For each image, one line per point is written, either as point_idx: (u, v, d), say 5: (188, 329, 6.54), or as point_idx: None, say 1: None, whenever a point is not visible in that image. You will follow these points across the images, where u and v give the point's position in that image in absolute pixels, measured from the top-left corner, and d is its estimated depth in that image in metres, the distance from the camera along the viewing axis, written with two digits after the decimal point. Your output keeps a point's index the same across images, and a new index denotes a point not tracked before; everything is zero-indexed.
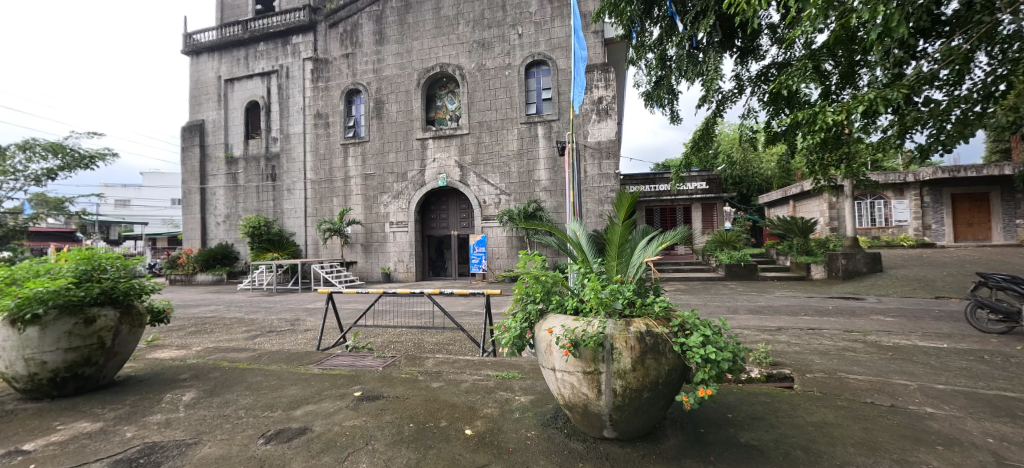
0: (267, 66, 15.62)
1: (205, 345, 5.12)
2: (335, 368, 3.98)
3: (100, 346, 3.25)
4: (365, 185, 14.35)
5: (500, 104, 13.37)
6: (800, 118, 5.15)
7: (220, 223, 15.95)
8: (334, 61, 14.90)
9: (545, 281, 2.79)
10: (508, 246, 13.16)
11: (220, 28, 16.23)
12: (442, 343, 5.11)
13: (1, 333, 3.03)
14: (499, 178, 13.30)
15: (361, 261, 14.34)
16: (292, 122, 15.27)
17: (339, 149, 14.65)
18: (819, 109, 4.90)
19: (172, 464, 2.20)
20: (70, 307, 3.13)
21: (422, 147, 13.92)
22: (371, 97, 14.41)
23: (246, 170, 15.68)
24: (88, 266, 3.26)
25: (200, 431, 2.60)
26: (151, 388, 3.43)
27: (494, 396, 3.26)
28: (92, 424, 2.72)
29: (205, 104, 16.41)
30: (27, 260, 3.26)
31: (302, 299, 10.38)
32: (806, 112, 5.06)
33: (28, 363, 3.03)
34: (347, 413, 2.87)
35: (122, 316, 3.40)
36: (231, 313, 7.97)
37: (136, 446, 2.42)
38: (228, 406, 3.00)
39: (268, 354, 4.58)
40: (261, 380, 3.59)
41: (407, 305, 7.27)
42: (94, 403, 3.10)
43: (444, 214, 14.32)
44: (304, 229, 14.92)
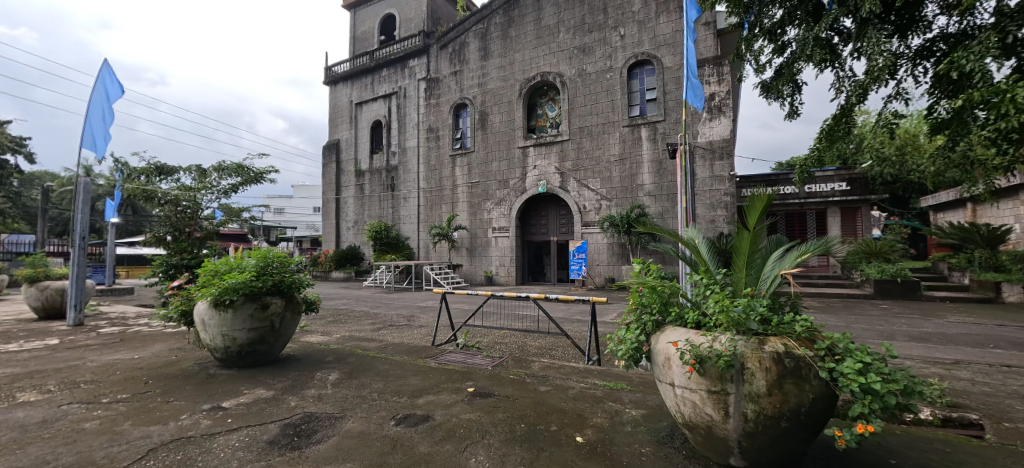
0: (389, 89, 17.57)
1: (343, 333, 5.89)
2: (449, 363, 4.28)
3: (271, 328, 3.96)
4: (471, 192, 15.23)
5: (601, 108, 13.15)
6: (966, 99, 4.20)
7: (350, 228, 18.28)
8: (443, 79, 16.16)
9: (663, 291, 2.66)
10: (608, 253, 12.81)
11: (353, 59, 18.75)
12: (545, 347, 5.17)
13: (206, 313, 3.81)
14: (600, 183, 13.04)
15: (466, 264, 15.21)
16: (408, 137, 16.94)
17: (448, 160, 15.81)
18: (1001, 87, 3.93)
19: (326, 434, 2.56)
20: (253, 296, 3.87)
21: (523, 155, 14.30)
22: (477, 110, 15.28)
23: (371, 181, 17.79)
24: (265, 262, 3.98)
25: (345, 407, 2.99)
26: (305, 366, 4.05)
27: (603, 406, 3.18)
28: (267, 392, 3.31)
29: (340, 125, 19.05)
30: (223, 256, 4.09)
31: (415, 298, 11.36)
32: (977, 92, 4.10)
33: (224, 337, 3.80)
34: (463, 406, 3.06)
35: (286, 305, 4.09)
36: (360, 307, 9.07)
37: (299, 414, 2.88)
38: (364, 388, 3.41)
39: (392, 346, 5.09)
40: (389, 368, 4.02)
41: (512, 308, 7.52)
42: (267, 375, 3.79)
43: (543, 219, 14.51)
44: (417, 234, 16.36)
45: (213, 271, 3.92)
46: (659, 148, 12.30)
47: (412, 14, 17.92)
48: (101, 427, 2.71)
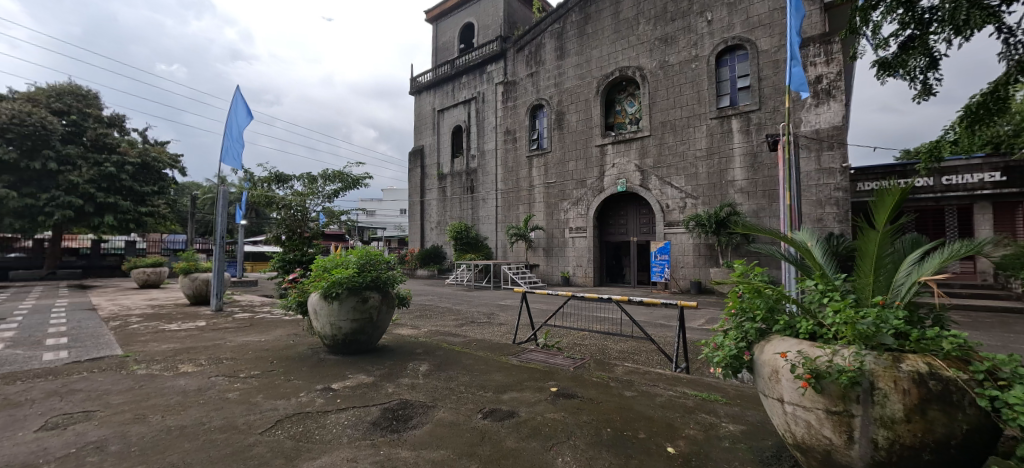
0: (468, 95, 18.29)
1: (430, 328, 6.25)
2: (531, 362, 4.33)
3: (369, 319, 4.34)
4: (548, 192, 15.25)
5: (685, 100, 12.37)
6: None
7: (433, 229, 19.36)
8: (520, 81, 16.41)
9: (768, 296, 2.42)
10: (695, 254, 12.01)
11: (435, 69, 19.84)
12: (628, 351, 4.99)
13: (317, 304, 4.28)
14: (684, 180, 12.27)
15: (543, 264, 15.25)
16: (486, 141, 17.47)
17: (524, 161, 16.02)
18: None
19: (421, 421, 2.73)
20: (355, 289, 4.26)
21: (601, 153, 13.97)
22: (553, 110, 15.27)
23: (452, 184, 18.67)
24: (364, 259, 4.39)
25: (436, 397, 3.18)
26: (399, 356, 4.38)
27: (696, 417, 2.98)
28: (368, 378, 3.63)
29: (424, 132, 20.26)
30: (330, 253, 4.56)
31: (494, 297, 11.66)
32: None
33: (331, 326, 4.25)
34: (546, 405, 3.07)
35: (382, 299, 4.44)
36: (445, 303, 9.55)
37: (395, 400, 3.10)
38: (453, 380, 3.59)
39: (476, 342, 5.29)
40: (474, 363, 4.18)
41: (591, 310, 7.37)
42: (368, 362, 4.15)
43: (622, 219, 14.06)
44: (495, 234, 16.81)
45: (323, 266, 4.38)
46: (754, 140, 11.24)
47: (489, 21, 18.49)
48: (240, 397, 3.18)
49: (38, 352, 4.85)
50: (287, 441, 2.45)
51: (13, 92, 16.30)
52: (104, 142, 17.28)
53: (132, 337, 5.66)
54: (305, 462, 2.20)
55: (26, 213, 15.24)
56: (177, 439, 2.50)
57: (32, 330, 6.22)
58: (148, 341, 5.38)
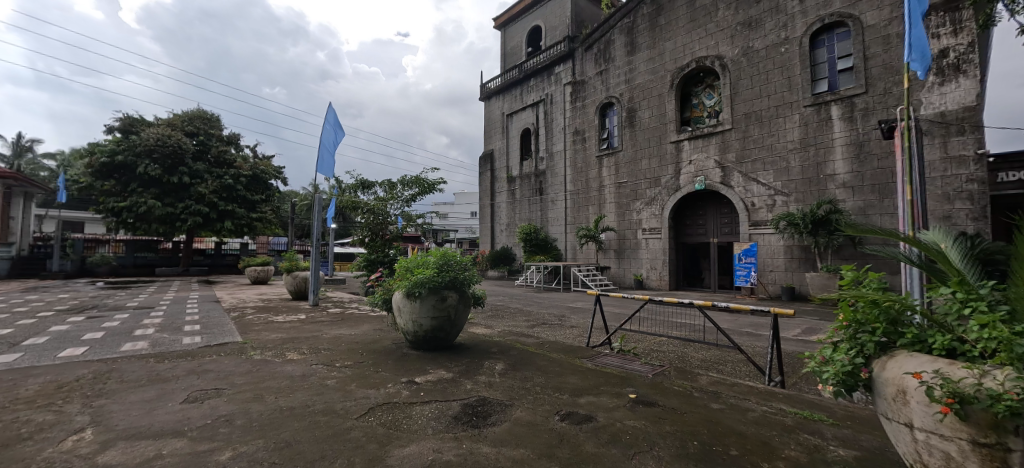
0: (537, 97, 18.40)
1: (503, 328, 6.37)
2: (606, 366, 4.24)
3: (448, 317, 4.54)
4: (619, 192, 14.80)
5: (773, 88, 11.30)
6: None
7: (503, 231, 19.76)
8: (588, 81, 16.16)
9: (889, 308, 2.12)
10: (787, 257, 10.91)
11: (504, 74, 20.24)
12: (712, 360, 4.66)
13: (401, 302, 4.58)
14: (774, 176, 11.19)
15: (615, 266, 14.83)
16: (554, 142, 17.45)
17: (594, 161, 15.71)
18: None
19: (499, 418, 2.79)
20: (435, 289, 4.47)
21: (677, 150, 13.22)
22: (624, 107, 14.79)
23: (521, 186, 18.89)
24: (443, 260, 4.61)
25: (513, 396, 3.23)
26: (475, 354, 4.52)
27: (797, 437, 2.69)
28: (447, 374, 3.79)
29: (494, 136, 20.77)
30: (412, 254, 4.85)
31: (564, 299, 11.58)
32: None
33: (414, 323, 4.51)
34: (624, 412, 2.97)
35: (459, 299, 4.62)
36: (516, 304, 9.68)
37: (474, 396, 3.21)
38: (528, 381, 3.62)
39: (550, 343, 5.29)
40: (548, 365, 4.18)
41: (669, 315, 7.00)
42: (447, 358, 4.35)
43: (701, 219, 13.22)
44: (565, 236, 16.70)
45: (406, 266, 4.67)
46: (860, 127, 9.92)
47: (557, 22, 18.45)
48: (337, 385, 3.50)
49: (179, 337, 5.77)
50: (379, 428, 2.65)
51: (158, 119, 19.58)
52: (224, 158, 20.06)
53: (248, 326, 6.50)
54: (396, 448, 2.36)
55: (167, 219, 18.21)
56: (288, 419, 2.82)
57: (175, 318, 7.40)
58: (261, 330, 6.15)
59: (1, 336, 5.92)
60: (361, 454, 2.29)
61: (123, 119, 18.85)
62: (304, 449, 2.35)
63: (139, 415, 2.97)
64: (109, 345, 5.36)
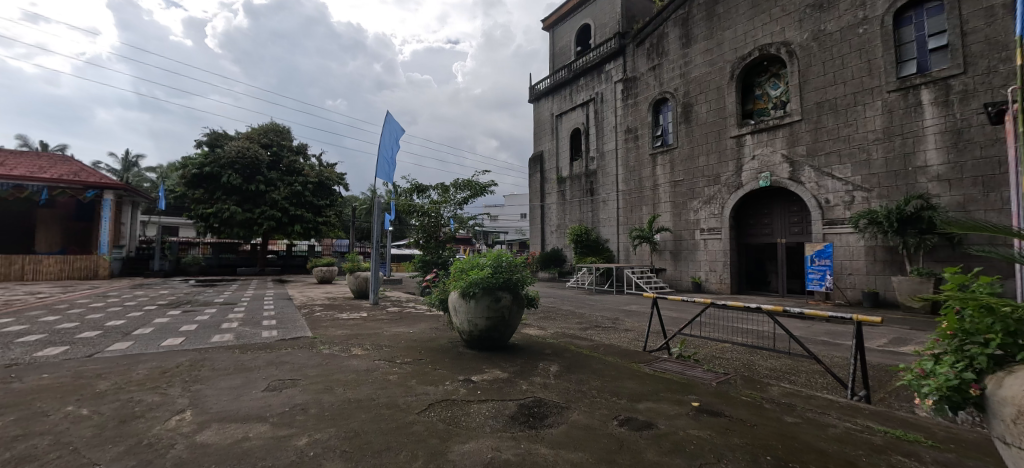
0: (587, 96, 18.17)
1: (556, 330, 6.33)
2: (665, 372, 4.08)
3: (502, 318, 4.59)
4: (674, 191, 14.20)
5: (850, 74, 10.31)
6: None
7: (553, 232, 19.71)
8: (640, 77, 15.69)
9: (1005, 315, 1.83)
10: (868, 259, 9.90)
11: (553, 75, 20.19)
12: (783, 369, 4.32)
13: (457, 302, 4.69)
14: (851, 170, 10.20)
15: (670, 268, 14.27)
16: (605, 141, 17.12)
17: (648, 160, 15.18)
18: None
19: (556, 420, 2.77)
20: (489, 290, 4.54)
21: (738, 144, 12.45)
22: (679, 102, 14.17)
23: (571, 187, 18.73)
24: (497, 261, 4.69)
25: (570, 399, 3.19)
26: (530, 356, 4.53)
27: (889, 458, 2.42)
28: (502, 373, 3.83)
29: (544, 137, 20.78)
30: (466, 255, 4.98)
31: (617, 301, 11.32)
32: None
33: (469, 323, 4.61)
34: (687, 420, 2.84)
35: (513, 300, 4.66)
36: (568, 306, 9.59)
37: (530, 397, 3.22)
38: (584, 384, 3.57)
39: (605, 346, 5.18)
40: (604, 368, 4.10)
41: (732, 321, 6.60)
42: (501, 358, 4.40)
43: (766, 218, 12.39)
44: (617, 237, 16.32)
45: (462, 267, 4.80)
46: (957, 112, 8.76)
47: (607, 19, 18.09)
48: (399, 380, 3.67)
49: (259, 330, 6.33)
50: (440, 423, 2.73)
51: (238, 133, 21.64)
52: (294, 167, 21.76)
53: (317, 322, 6.99)
54: (456, 444, 2.42)
55: (246, 224, 20.05)
56: (357, 410, 2.99)
57: (254, 313, 8.14)
58: (328, 326, 6.59)
59: (117, 326, 6.83)
60: (424, 447, 2.38)
61: (210, 135, 21.05)
62: (372, 440, 2.49)
63: (229, 399, 3.30)
64: (201, 336, 6.00)
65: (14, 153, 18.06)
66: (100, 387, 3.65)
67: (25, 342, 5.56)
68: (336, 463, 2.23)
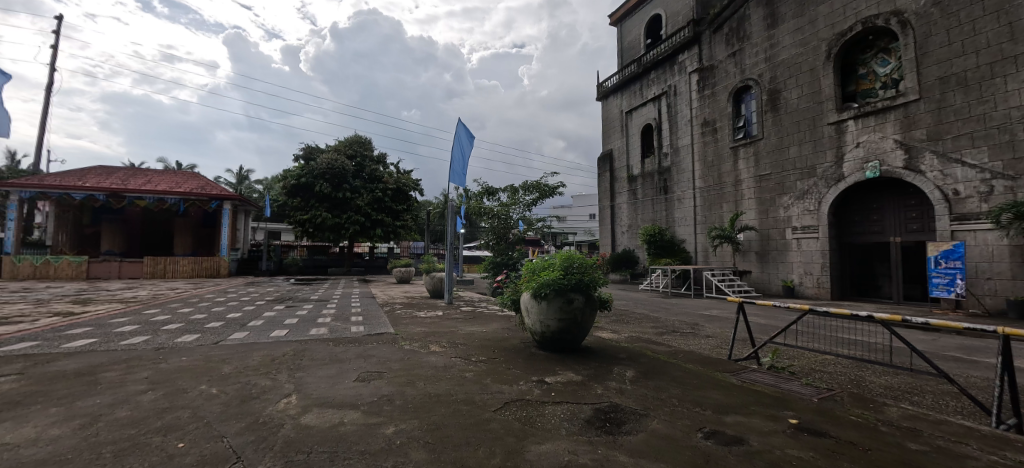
0: (658, 90, 17.37)
1: (631, 334, 6.13)
2: (755, 383, 3.75)
3: (575, 320, 4.54)
4: (760, 186, 13.01)
5: (985, 41, 8.67)
6: None
7: (624, 232, 19.11)
8: (719, 66, 14.63)
9: None
10: (1014, 261, 8.25)
11: (621, 71, 19.62)
12: (900, 388, 3.76)
13: (529, 302, 4.73)
14: (988, 154, 8.58)
15: (757, 270, 13.12)
16: (680, 136, 16.22)
17: (728, 153, 14.09)
18: None
19: (634, 428, 2.68)
20: (561, 291, 4.53)
21: (837, 132, 11.09)
22: (764, 89, 12.98)
23: (643, 186, 18.02)
24: (569, 263, 4.65)
25: (648, 406, 3.06)
26: (603, 359, 4.43)
27: None
28: (576, 376, 3.79)
29: (613, 135, 20.25)
30: (537, 256, 5.02)
31: (696, 305, 10.65)
32: None
33: (541, 324, 4.63)
34: (784, 439, 2.58)
35: (585, 301, 4.59)
36: (642, 309, 9.22)
37: (605, 402, 3.14)
38: (663, 391, 3.41)
39: (685, 353, 4.90)
40: (684, 376, 3.88)
41: (835, 332, 5.88)
42: (574, 361, 4.35)
43: (875, 215, 10.89)
44: (694, 237, 15.37)
45: (533, 268, 4.85)
46: None
47: (679, 7, 17.15)
48: (475, 378, 3.79)
49: (349, 325, 6.93)
50: (516, 422, 2.78)
51: (328, 146, 23.91)
52: (375, 175, 23.53)
53: (399, 319, 7.49)
54: (532, 445, 2.44)
55: (335, 228, 22.07)
56: (437, 404, 3.15)
57: (344, 310, 8.93)
58: (408, 323, 7.01)
59: (237, 318, 7.91)
60: (501, 445, 2.44)
61: (305, 149, 23.52)
62: (452, 434, 2.60)
63: (327, 387, 3.66)
64: (301, 329, 6.72)
65: (158, 172, 21.66)
66: (224, 370, 4.25)
67: (168, 330, 6.65)
68: (420, 453, 2.36)
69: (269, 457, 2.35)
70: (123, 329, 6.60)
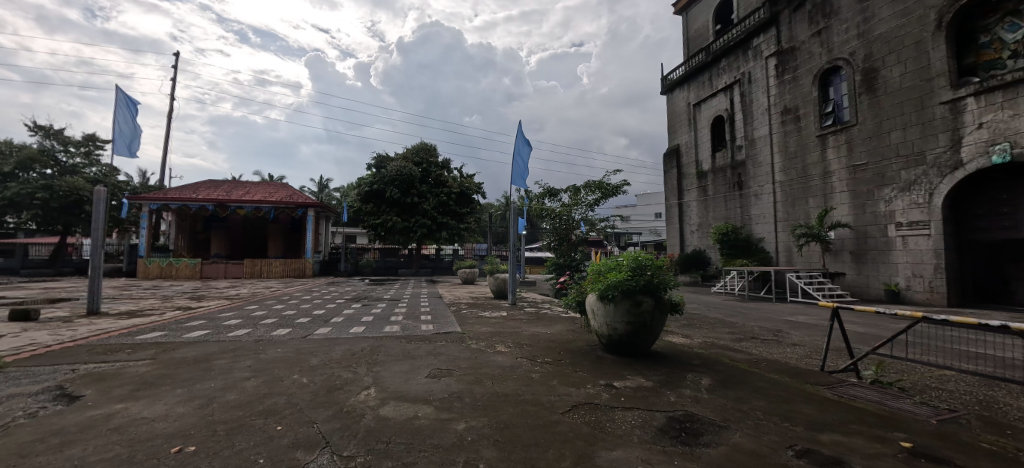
0: (730, 78, 16.23)
1: (704, 339, 5.78)
2: (854, 399, 3.35)
3: (643, 323, 4.38)
4: (854, 178, 11.63)
5: None
6: None
7: (694, 232, 18.10)
8: (801, 47, 13.32)
9: None
10: None
11: (688, 61, 18.62)
12: None
13: (595, 304, 4.65)
14: None
15: (852, 272, 11.75)
16: (757, 126, 14.99)
17: (814, 143, 12.76)
18: None
19: (713, 440, 2.52)
20: (629, 293, 4.38)
21: (952, 112, 9.58)
22: (857, 69, 11.59)
23: (714, 182, 16.92)
24: (637, 264, 4.48)
25: (728, 418, 2.86)
26: (675, 365, 4.22)
27: None
28: (646, 381, 3.65)
29: (680, 129, 19.28)
30: (603, 256, 4.91)
31: (777, 310, 9.78)
32: None
33: (608, 326, 4.52)
34: (895, 464, 2.27)
35: (655, 304, 4.40)
36: (716, 314, 8.65)
37: (679, 410, 2.99)
38: (745, 402, 3.17)
39: (768, 362, 4.51)
40: (769, 387, 3.57)
41: (955, 344, 5.10)
42: (643, 365, 4.19)
43: (1005, 207, 9.26)
44: (774, 235, 14.14)
45: (599, 269, 4.75)
46: None
47: None
48: (542, 379, 3.80)
49: (419, 324, 7.30)
50: (585, 426, 2.73)
51: (397, 154, 25.31)
52: (440, 180, 24.51)
53: (465, 319, 7.73)
54: (602, 450, 2.39)
55: (404, 231, 23.36)
56: (504, 403, 3.20)
57: (414, 308, 9.44)
58: (474, 323, 7.23)
59: (321, 315, 8.66)
60: (570, 449, 2.41)
61: (377, 158, 25.10)
62: (520, 434, 2.62)
63: (402, 381, 3.88)
64: (376, 326, 7.21)
65: (254, 183, 24.33)
66: (312, 362, 4.66)
67: (264, 324, 7.46)
68: (490, 451, 2.41)
69: (353, 445, 2.54)
70: (229, 323, 7.53)
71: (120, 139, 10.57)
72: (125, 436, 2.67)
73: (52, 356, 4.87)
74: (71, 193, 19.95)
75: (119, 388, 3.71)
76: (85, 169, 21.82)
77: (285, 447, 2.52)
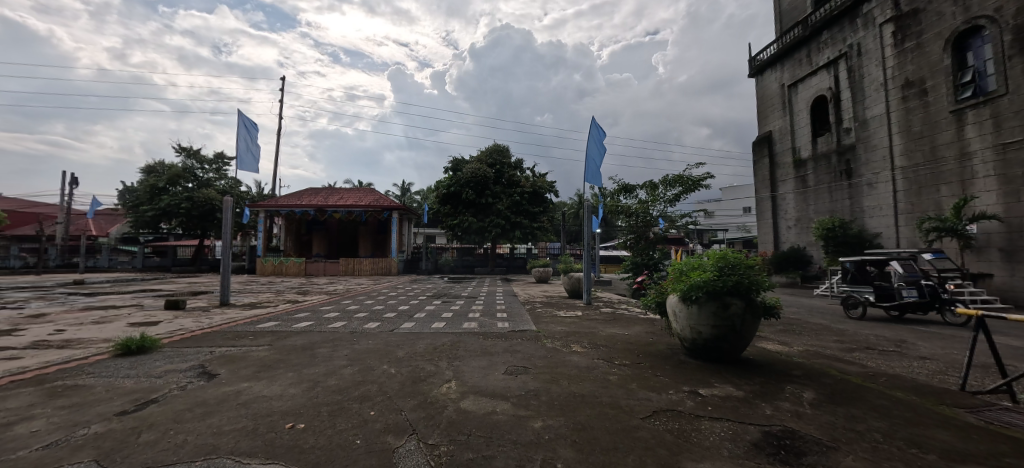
0: (834, 53, 14.33)
1: (806, 347, 5.20)
2: (1006, 427, 2.79)
3: (732, 327, 4.05)
4: (1005, 158, 9.59)
5: None
6: None
7: (791, 227, 16.34)
8: (928, 8, 11.31)
9: None
10: None
11: (780, 39, 16.83)
12: None
13: (676, 306, 4.39)
14: None
15: (1003, 274, 9.75)
16: (869, 104, 13.05)
17: (947, 120, 10.75)
18: None
19: (818, 461, 2.26)
20: (715, 295, 4.08)
21: None
22: (1010, 26, 9.56)
23: (815, 170, 15.09)
24: (724, 262, 4.16)
25: (836, 437, 2.54)
26: (769, 374, 3.85)
27: None
28: (737, 391, 3.37)
29: (772, 114, 17.50)
30: (685, 255, 4.62)
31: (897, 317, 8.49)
32: None
33: (691, 330, 4.26)
34: None
35: (746, 307, 4.05)
36: (820, 319, 7.73)
37: (777, 425, 2.72)
38: (859, 422, 2.79)
39: (889, 377, 3.92)
40: (890, 406, 3.10)
41: None
42: (733, 373, 3.88)
43: None
44: (895, 230, 12.21)
45: (680, 268, 4.48)
46: None
47: None
48: (619, 382, 3.70)
49: (495, 321, 7.52)
50: (667, 434, 2.61)
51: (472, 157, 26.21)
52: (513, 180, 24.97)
53: (540, 317, 7.82)
54: (688, 461, 2.26)
55: (480, 231, 24.21)
56: (581, 404, 3.17)
57: (490, 306, 9.77)
58: (548, 321, 7.26)
59: (406, 311, 9.31)
60: (653, 456, 2.32)
61: (453, 161, 26.23)
62: (598, 437, 2.58)
63: (482, 376, 4.02)
64: (456, 322, 7.57)
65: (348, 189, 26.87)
66: (400, 354, 5.02)
67: (358, 317, 8.22)
68: (568, 451, 2.41)
69: (438, 434, 2.70)
70: (329, 315, 8.42)
71: (243, 155, 12.34)
72: (251, 410, 3.13)
73: (197, 339, 5.86)
74: (206, 202, 23.73)
75: (245, 368, 4.34)
76: (216, 182, 25.76)
77: (378, 431, 2.75)
